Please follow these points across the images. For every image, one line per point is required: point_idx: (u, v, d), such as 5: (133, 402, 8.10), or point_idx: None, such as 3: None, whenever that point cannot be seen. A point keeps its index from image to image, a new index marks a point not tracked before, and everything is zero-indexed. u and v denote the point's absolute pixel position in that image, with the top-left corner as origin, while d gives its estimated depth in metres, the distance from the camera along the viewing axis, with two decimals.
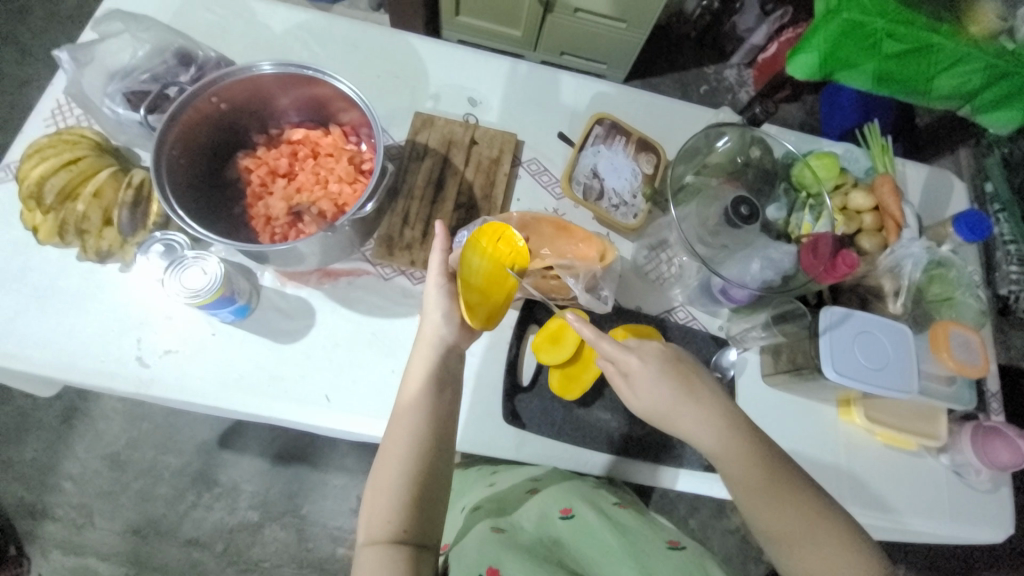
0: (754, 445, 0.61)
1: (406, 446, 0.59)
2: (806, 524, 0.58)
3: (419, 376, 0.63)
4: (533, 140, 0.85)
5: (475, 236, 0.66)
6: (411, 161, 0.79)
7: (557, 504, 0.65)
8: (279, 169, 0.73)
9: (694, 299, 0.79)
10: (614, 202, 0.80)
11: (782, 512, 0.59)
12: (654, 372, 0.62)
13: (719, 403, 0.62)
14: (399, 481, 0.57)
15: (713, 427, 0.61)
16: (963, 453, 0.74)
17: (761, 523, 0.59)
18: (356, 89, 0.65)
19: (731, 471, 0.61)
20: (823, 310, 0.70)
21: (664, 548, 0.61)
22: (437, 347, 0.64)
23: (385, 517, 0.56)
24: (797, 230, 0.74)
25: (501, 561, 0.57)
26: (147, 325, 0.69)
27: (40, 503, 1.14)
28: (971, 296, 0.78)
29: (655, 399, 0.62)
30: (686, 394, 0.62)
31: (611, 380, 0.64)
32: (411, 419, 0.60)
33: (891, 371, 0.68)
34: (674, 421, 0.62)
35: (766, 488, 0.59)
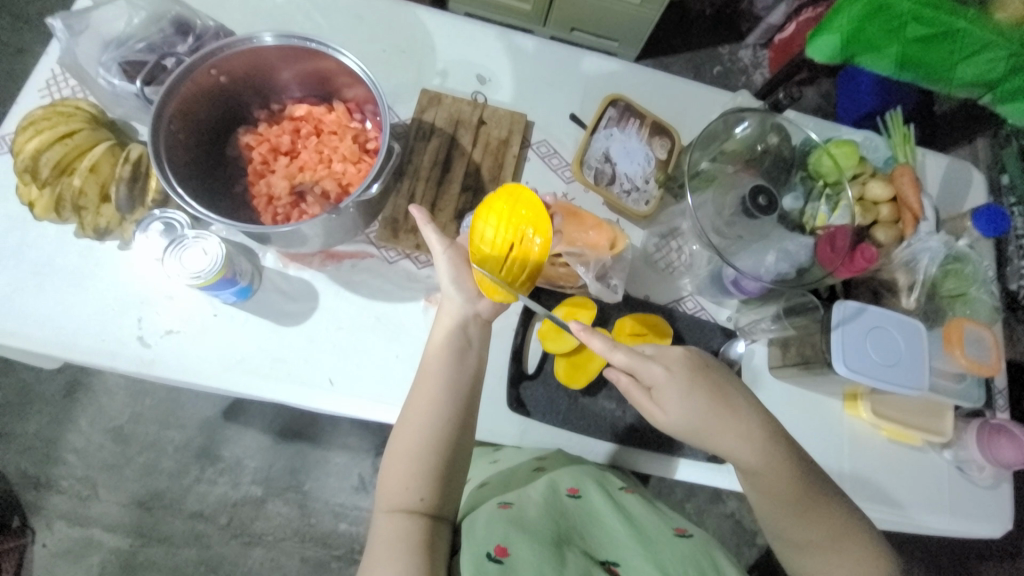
0: (787, 459, 0.61)
1: (425, 415, 0.59)
2: (827, 541, 0.59)
3: (435, 349, 0.62)
4: (544, 122, 0.83)
5: (497, 209, 0.62)
6: (418, 140, 0.77)
7: (565, 481, 0.64)
8: (281, 147, 0.70)
9: (703, 289, 0.78)
10: (625, 188, 0.77)
11: (803, 523, 0.60)
12: (681, 386, 0.60)
13: (750, 416, 0.61)
14: (419, 451, 0.58)
15: (745, 442, 0.60)
16: (967, 450, 0.74)
17: (780, 527, 0.62)
18: (361, 63, 0.62)
19: (761, 485, 0.61)
20: (836, 304, 0.69)
21: (672, 536, 0.60)
22: (447, 325, 0.64)
23: (402, 484, 0.56)
24: (813, 220, 0.71)
25: (509, 539, 0.56)
26: (148, 304, 0.67)
27: (45, 475, 1.16)
28: (985, 292, 0.77)
29: (682, 414, 0.60)
30: (718, 407, 0.61)
31: (632, 394, 0.62)
32: (435, 389, 0.60)
33: (902, 367, 0.67)
34: (706, 436, 0.61)
35: (790, 500, 0.60)
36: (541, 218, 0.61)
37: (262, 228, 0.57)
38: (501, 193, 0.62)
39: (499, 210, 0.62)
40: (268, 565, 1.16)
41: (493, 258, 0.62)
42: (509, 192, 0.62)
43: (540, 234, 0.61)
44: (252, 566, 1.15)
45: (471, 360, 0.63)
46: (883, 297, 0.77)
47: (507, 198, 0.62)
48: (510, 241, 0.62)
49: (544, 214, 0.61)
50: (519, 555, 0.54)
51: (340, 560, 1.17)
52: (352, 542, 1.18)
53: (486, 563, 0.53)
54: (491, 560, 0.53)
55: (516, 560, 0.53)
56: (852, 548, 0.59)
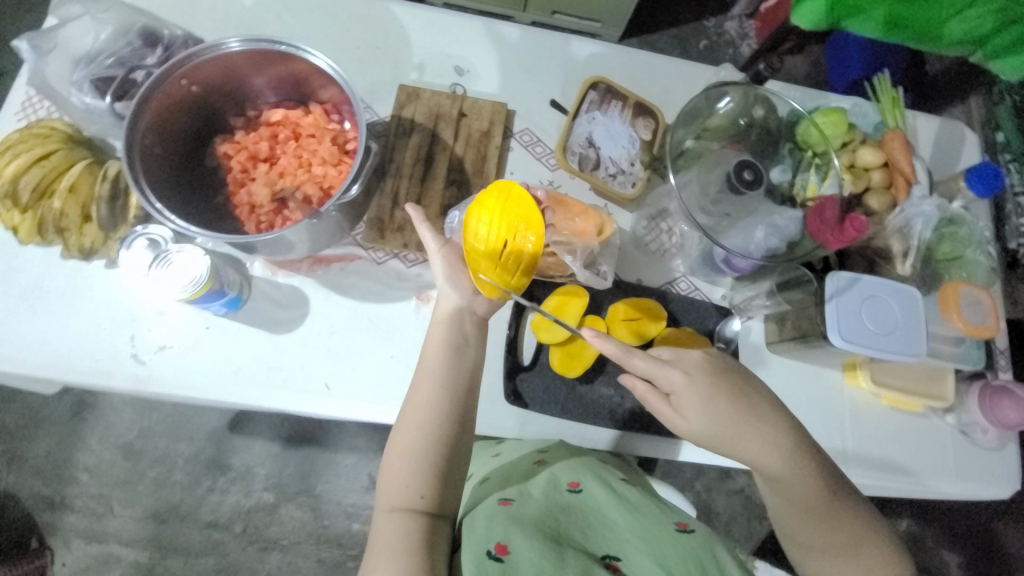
0: (815, 466, 0.59)
1: (423, 414, 0.59)
2: (846, 547, 0.59)
3: (430, 348, 0.62)
4: (525, 110, 0.82)
5: (489, 206, 0.59)
6: (398, 138, 0.76)
7: (566, 475, 0.64)
8: (259, 154, 0.69)
9: (695, 269, 0.78)
10: (611, 171, 0.76)
11: (823, 529, 0.59)
12: (704, 393, 0.59)
13: (778, 424, 0.59)
14: (419, 450, 0.57)
15: (773, 450, 0.58)
16: (969, 413, 0.74)
17: (797, 533, 0.60)
18: (332, 62, 0.61)
19: (786, 492, 0.59)
20: (829, 275, 0.68)
21: (675, 531, 0.60)
22: (444, 323, 0.63)
23: (402, 483, 0.57)
24: (804, 192, 0.70)
25: (509, 537, 0.55)
26: (140, 321, 0.67)
27: (59, 495, 1.17)
28: (982, 253, 0.76)
29: (705, 422, 0.59)
30: (745, 415, 0.59)
31: (652, 404, 0.61)
32: (432, 388, 0.60)
33: (899, 335, 0.67)
34: (731, 444, 0.59)
35: (815, 508, 0.59)
36: (534, 214, 0.60)
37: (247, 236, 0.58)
38: (490, 189, 0.60)
39: (491, 206, 0.59)
40: (285, 568, 1.17)
41: (489, 256, 0.60)
42: (498, 186, 0.60)
43: (534, 231, 0.59)
44: (270, 570, 1.17)
45: (468, 356, 0.62)
46: (878, 265, 0.76)
47: (497, 192, 0.60)
48: (503, 238, 0.59)
49: (535, 209, 0.60)
50: (519, 553, 0.54)
51: (356, 559, 1.19)
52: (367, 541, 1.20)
53: (486, 562, 0.53)
54: (491, 558, 0.53)
55: (518, 558, 0.53)
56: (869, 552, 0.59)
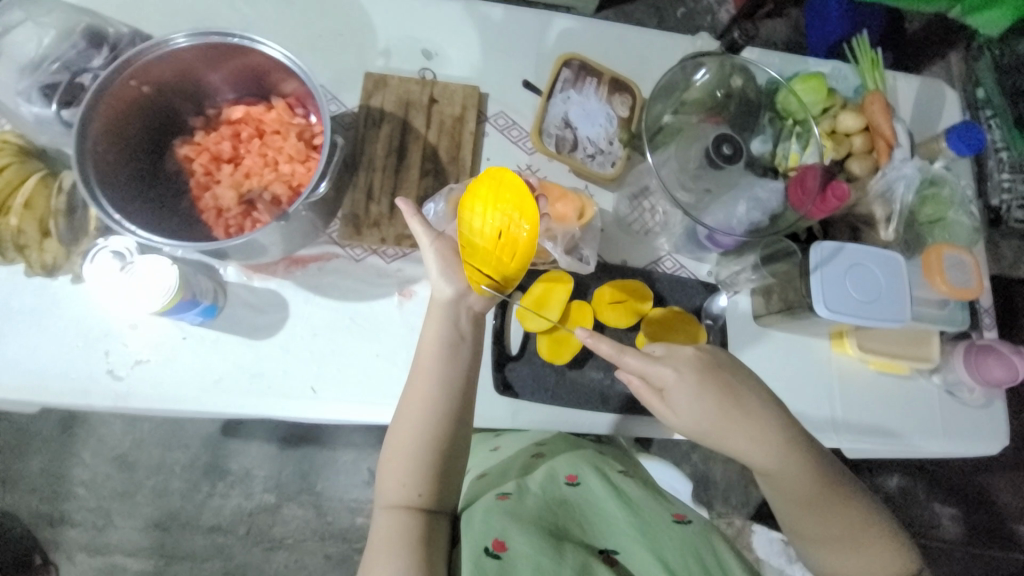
0: (811, 461, 0.60)
1: (420, 413, 0.58)
2: (842, 537, 0.60)
3: (426, 346, 0.61)
4: (498, 92, 0.79)
5: (483, 196, 0.56)
6: (368, 129, 0.74)
7: (563, 468, 0.65)
8: (222, 154, 0.66)
9: (680, 247, 0.77)
10: (589, 152, 0.74)
11: (821, 522, 0.60)
12: (693, 389, 0.59)
13: (770, 420, 0.60)
14: (416, 449, 0.57)
15: (763, 445, 0.59)
16: (954, 372, 0.75)
17: (798, 526, 0.62)
18: (288, 53, 0.59)
19: (779, 485, 0.60)
20: (814, 246, 0.68)
21: (672, 522, 0.60)
22: (439, 319, 0.62)
23: (401, 479, 0.56)
24: (785, 160, 0.69)
25: (507, 533, 0.55)
26: (114, 337, 0.65)
27: (57, 511, 1.16)
28: (964, 214, 0.76)
29: (694, 417, 0.59)
30: (737, 412, 0.59)
31: (645, 397, 0.62)
32: (428, 386, 0.59)
33: (884, 302, 0.67)
34: (720, 438, 0.59)
35: (810, 501, 0.60)
36: (528, 201, 0.53)
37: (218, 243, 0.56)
38: (484, 177, 0.57)
39: (485, 196, 0.56)
40: (292, 566, 1.18)
41: (482, 251, 0.57)
42: (491, 172, 0.56)
43: (528, 221, 0.53)
44: (277, 569, 1.18)
45: (465, 353, 0.62)
46: (862, 232, 0.76)
47: (491, 179, 0.56)
48: (494, 230, 0.55)
49: (529, 194, 0.53)
50: (517, 550, 0.54)
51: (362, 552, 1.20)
52: None
53: (484, 559, 0.53)
54: (489, 556, 0.53)
55: (516, 556, 0.53)
56: (865, 540, 0.60)
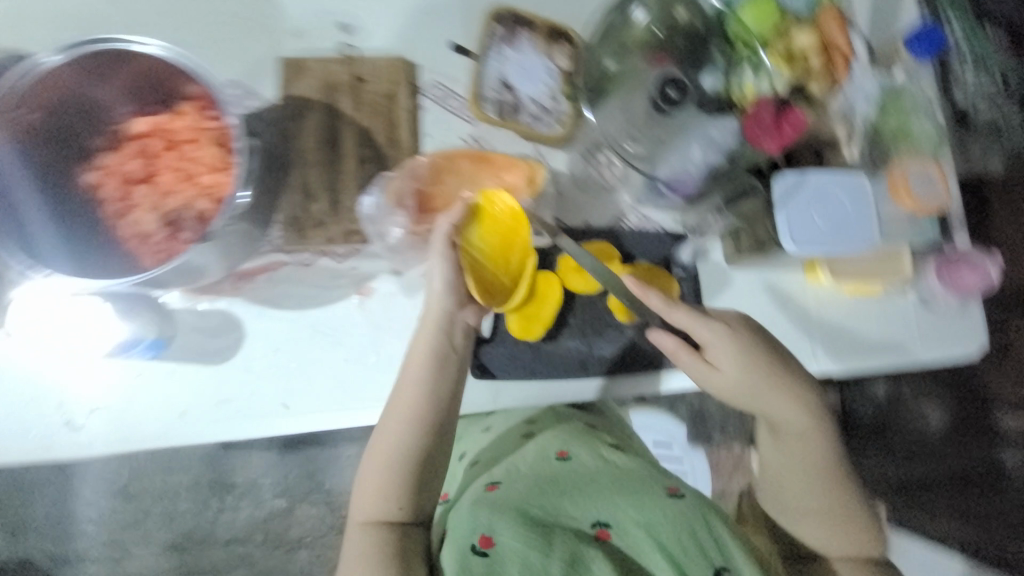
0: (822, 427, 0.67)
1: (402, 429, 0.60)
2: (813, 472, 0.68)
3: (414, 359, 0.61)
4: (428, 56, 0.71)
5: (480, 219, 0.64)
6: (292, 122, 0.68)
7: (554, 446, 0.68)
8: (135, 174, 0.61)
9: (643, 199, 0.73)
10: (534, 113, 0.70)
11: (806, 482, 0.68)
12: (740, 348, 0.63)
13: (794, 376, 0.66)
14: (396, 463, 0.60)
15: (793, 402, 0.66)
16: (928, 284, 0.75)
17: (783, 482, 0.70)
18: (167, 44, 0.57)
19: (787, 441, 0.68)
20: (776, 178, 0.66)
21: (661, 496, 0.63)
22: (430, 333, 0.62)
23: (376, 497, 0.60)
24: (743, 93, 0.64)
25: (493, 528, 0.58)
26: (63, 386, 0.62)
27: (73, 549, 1.17)
28: (927, 120, 0.73)
29: (735, 373, 0.63)
30: (771, 368, 0.65)
31: (682, 358, 0.64)
32: (412, 396, 0.60)
33: (849, 228, 0.65)
34: (754, 393, 0.65)
35: (805, 460, 0.67)
36: (518, 215, 0.64)
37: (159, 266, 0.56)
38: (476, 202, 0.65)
39: (482, 218, 0.64)
40: (317, 561, 1.21)
41: (487, 268, 0.65)
42: (487, 198, 0.65)
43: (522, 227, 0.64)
44: (302, 566, 1.21)
45: (450, 370, 0.62)
46: (827, 156, 0.73)
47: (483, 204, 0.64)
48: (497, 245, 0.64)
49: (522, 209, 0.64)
50: (506, 546, 0.56)
51: None
52: None
53: (472, 558, 0.56)
54: (476, 554, 0.56)
55: (504, 551, 0.56)
56: (831, 476, 0.68)
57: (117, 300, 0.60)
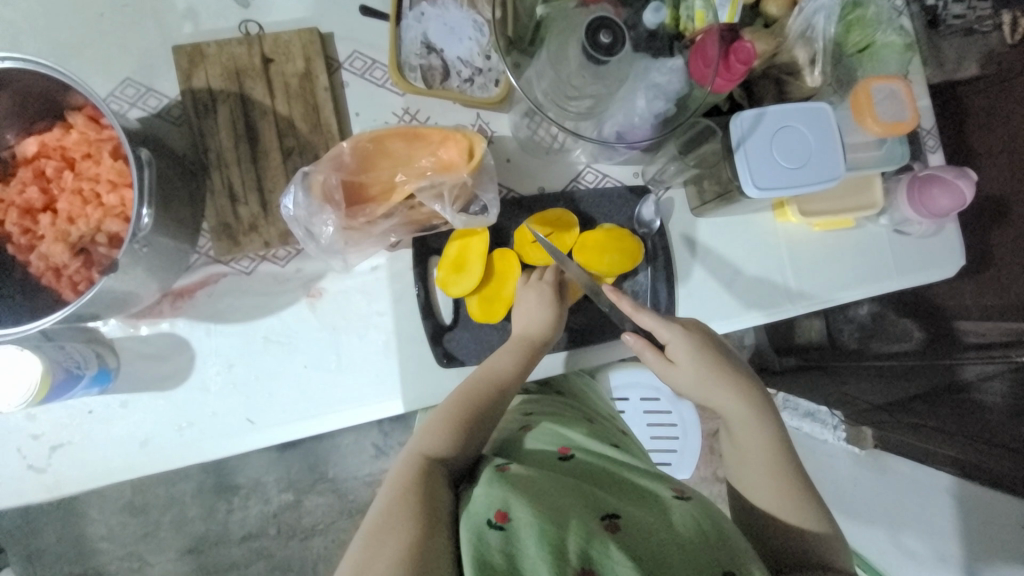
0: (775, 425, 0.57)
1: (487, 388, 0.56)
2: (767, 465, 0.55)
3: (518, 343, 0.60)
4: (342, 27, 0.65)
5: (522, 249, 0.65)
6: (202, 118, 0.61)
7: (555, 443, 0.55)
8: (34, 203, 0.55)
9: (598, 156, 0.69)
10: (465, 76, 0.63)
11: (777, 482, 0.55)
12: (697, 338, 0.58)
13: (732, 365, 0.59)
14: (465, 411, 0.53)
15: (744, 395, 0.57)
16: (900, 211, 0.71)
17: (752, 487, 0.56)
18: (15, 55, 0.46)
19: (742, 440, 0.57)
20: (733, 120, 0.61)
21: (664, 494, 0.49)
22: (524, 342, 0.60)
23: (443, 434, 0.51)
24: (691, 23, 0.58)
25: (509, 501, 0.44)
26: (16, 430, 0.60)
27: (89, 569, 1.16)
28: (892, 33, 0.67)
29: (693, 370, 0.58)
30: (719, 360, 0.58)
31: (643, 354, 0.60)
32: (507, 362, 0.59)
33: (815, 164, 0.61)
34: (705, 389, 0.58)
35: (767, 458, 0.56)
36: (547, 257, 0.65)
37: (71, 306, 0.48)
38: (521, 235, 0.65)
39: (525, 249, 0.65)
40: (332, 546, 1.22)
41: None
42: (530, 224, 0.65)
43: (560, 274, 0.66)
44: (319, 552, 1.22)
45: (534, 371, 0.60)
46: (787, 84, 0.67)
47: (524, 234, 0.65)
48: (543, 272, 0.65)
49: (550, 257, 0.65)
50: (522, 517, 0.42)
51: None
52: None
53: (487, 532, 0.41)
54: (491, 529, 0.42)
55: (521, 525, 0.41)
56: (792, 471, 0.55)
57: (43, 353, 0.54)
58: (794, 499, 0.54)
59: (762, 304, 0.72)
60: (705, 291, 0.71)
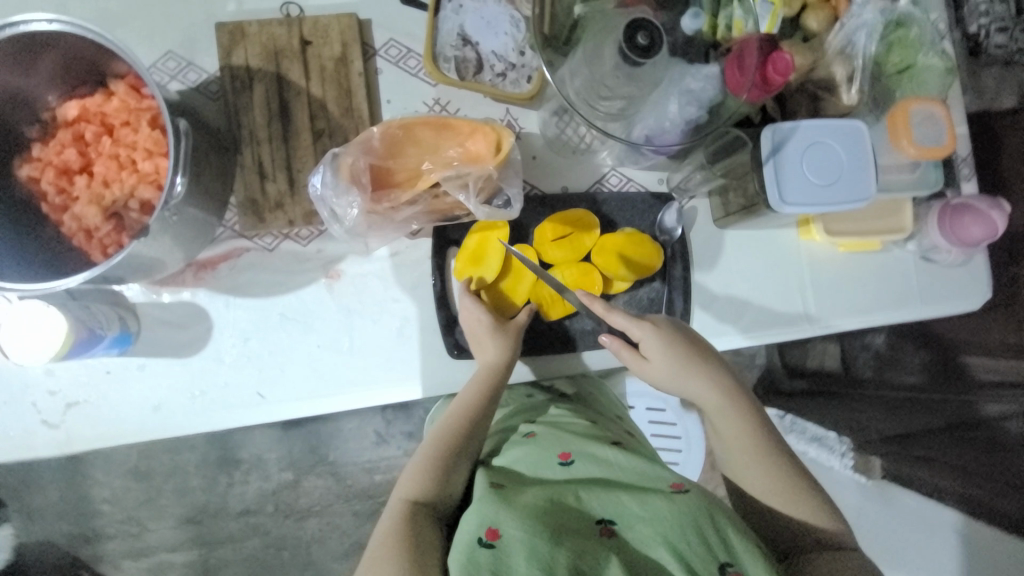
0: (753, 411, 0.57)
1: (455, 420, 0.57)
2: (753, 453, 0.55)
3: (484, 368, 0.60)
4: (381, 15, 0.66)
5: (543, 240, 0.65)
6: (238, 95, 0.62)
7: (555, 448, 0.54)
8: (72, 165, 0.57)
9: (624, 159, 0.69)
10: (498, 70, 0.64)
11: (765, 472, 0.54)
12: (668, 335, 0.58)
13: (700, 356, 0.58)
14: (436, 448, 0.54)
15: (718, 387, 0.57)
16: (929, 237, 0.70)
17: (745, 478, 0.55)
18: (67, 19, 0.48)
19: (722, 432, 0.57)
20: (764, 131, 0.60)
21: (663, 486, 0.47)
22: (493, 367, 0.60)
23: (419, 479, 0.52)
24: (729, 31, 0.58)
25: (497, 518, 0.44)
26: (36, 385, 0.61)
27: (90, 529, 1.18)
28: (935, 55, 0.66)
29: (669, 369, 0.57)
30: (691, 352, 0.58)
31: (621, 353, 0.60)
32: (473, 391, 0.59)
33: (845, 182, 0.60)
34: (682, 386, 0.57)
35: (753, 447, 0.55)
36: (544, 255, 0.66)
37: (98, 268, 0.49)
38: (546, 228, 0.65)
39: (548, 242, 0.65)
40: (327, 528, 1.23)
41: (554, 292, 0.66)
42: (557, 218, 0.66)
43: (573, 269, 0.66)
44: (314, 533, 1.23)
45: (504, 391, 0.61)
46: (822, 100, 0.67)
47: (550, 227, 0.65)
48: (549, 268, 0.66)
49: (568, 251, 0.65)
50: (513, 535, 0.42)
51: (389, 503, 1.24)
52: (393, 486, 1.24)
53: (477, 551, 0.42)
54: (481, 547, 0.42)
55: (511, 543, 0.42)
56: (779, 459, 0.55)
57: (67, 311, 0.56)
58: (785, 487, 0.54)
59: (780, 321, 0.71)
60: (722, 303, 0.70)
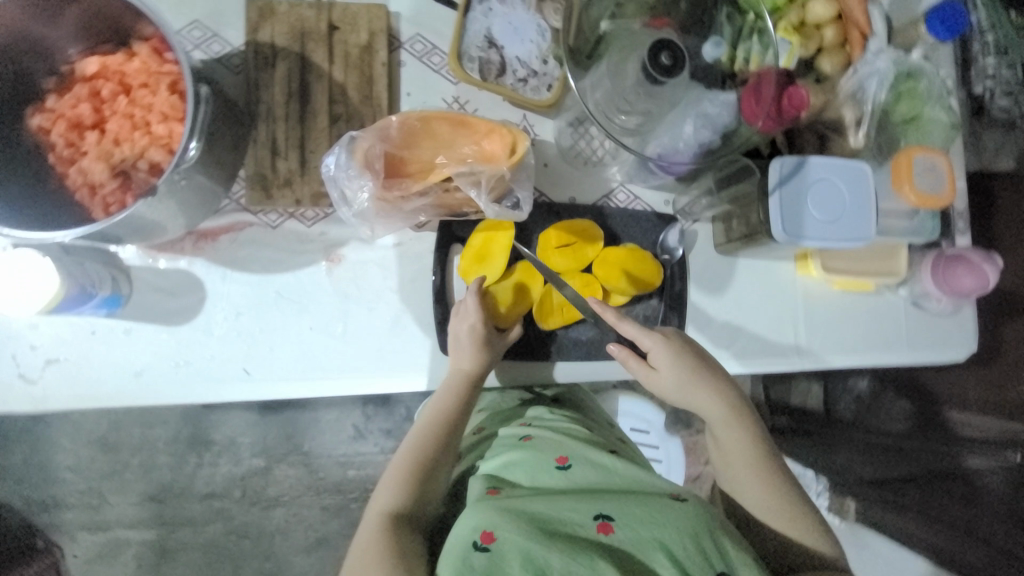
0: (755, 427, 0.58)
1: (428, 427, 0.58)
2: (754, 468, 0.56)
3: (455, 372, 0.61)
4: (410, 10, 0.67)
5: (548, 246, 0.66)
6: (259, 70, 0.63)
7: (553, 453, 0.53)
8: (84, 119, 0.56)
9: (633, 176, 0.70)
10: (520, 75, 0.65)
11: (764, 487, 0.55)
12: (677, 347, 0.58)
13: (709, 367, 0.59)
14: (411, 456, 0.55)
15: (725, 400, 0.58)
16: (922, 284, 0.71)
17: (744, 492, 0.56)
18: None
19: (724, 445, 0.57)
20: (774, 162, 0.61)
21: (659, 495, 0.47)
22: (465, 372, 0.61)
23: (396, 487, 0.53)
24: (746, 64, 0.59)
25: (495, 521, 0.43)
26: (16, 338, 0.60)
27: (48, 497, 1.15)
28: (940, 109, 0.68)
29: (675, 380, 0.58)
30: (699, 365, 0.58)
31: (628, 361, 0.60)
32: (447, 396, 0.60)
33: (847, 220, 0.62)
34: (687, 398, 0.58)
35: (754, 462, 0.56)
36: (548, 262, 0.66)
37: (99, 223, 0.48)
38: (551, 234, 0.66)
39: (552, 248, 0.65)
40: (293, 520, 1.20)
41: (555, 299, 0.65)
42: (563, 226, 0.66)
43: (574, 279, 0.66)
44: (279, 523, 1.20)
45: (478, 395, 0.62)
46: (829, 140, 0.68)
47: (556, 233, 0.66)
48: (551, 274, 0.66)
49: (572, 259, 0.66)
50: (509, 537, 0.42)
51: (359, 500, 1.21)
52: (365, 484, 1.21)
53: (473, 555, 0.41)
54: (477, 551, 0.41)
55: (507, 546, 0.41)
56: (777, 475, 0.56)
57: (61, 264, 0.55)
58: (782, 502, 0.55)
59: (770, 351, 0.71)
60: (716, 327, 0.71)
